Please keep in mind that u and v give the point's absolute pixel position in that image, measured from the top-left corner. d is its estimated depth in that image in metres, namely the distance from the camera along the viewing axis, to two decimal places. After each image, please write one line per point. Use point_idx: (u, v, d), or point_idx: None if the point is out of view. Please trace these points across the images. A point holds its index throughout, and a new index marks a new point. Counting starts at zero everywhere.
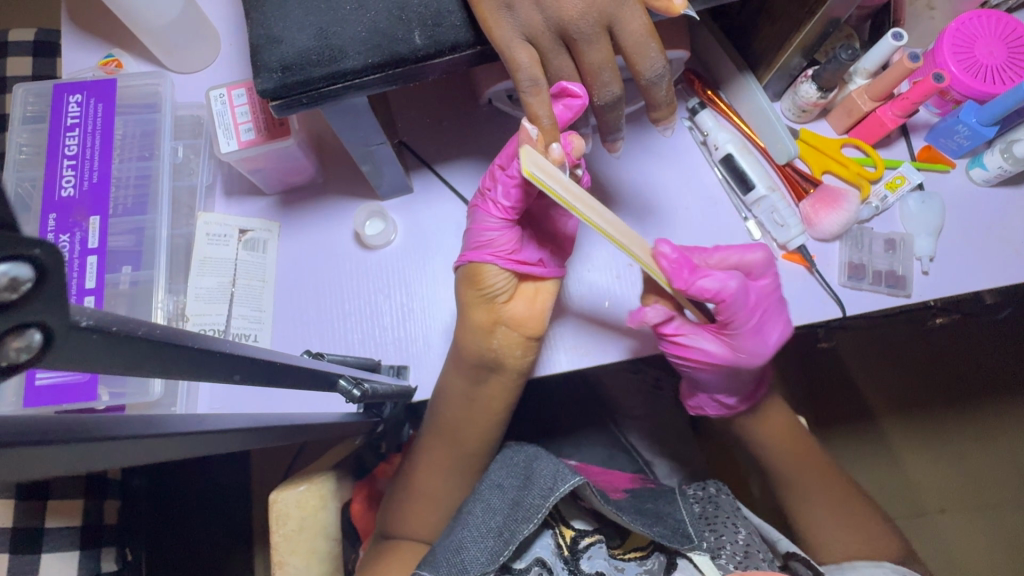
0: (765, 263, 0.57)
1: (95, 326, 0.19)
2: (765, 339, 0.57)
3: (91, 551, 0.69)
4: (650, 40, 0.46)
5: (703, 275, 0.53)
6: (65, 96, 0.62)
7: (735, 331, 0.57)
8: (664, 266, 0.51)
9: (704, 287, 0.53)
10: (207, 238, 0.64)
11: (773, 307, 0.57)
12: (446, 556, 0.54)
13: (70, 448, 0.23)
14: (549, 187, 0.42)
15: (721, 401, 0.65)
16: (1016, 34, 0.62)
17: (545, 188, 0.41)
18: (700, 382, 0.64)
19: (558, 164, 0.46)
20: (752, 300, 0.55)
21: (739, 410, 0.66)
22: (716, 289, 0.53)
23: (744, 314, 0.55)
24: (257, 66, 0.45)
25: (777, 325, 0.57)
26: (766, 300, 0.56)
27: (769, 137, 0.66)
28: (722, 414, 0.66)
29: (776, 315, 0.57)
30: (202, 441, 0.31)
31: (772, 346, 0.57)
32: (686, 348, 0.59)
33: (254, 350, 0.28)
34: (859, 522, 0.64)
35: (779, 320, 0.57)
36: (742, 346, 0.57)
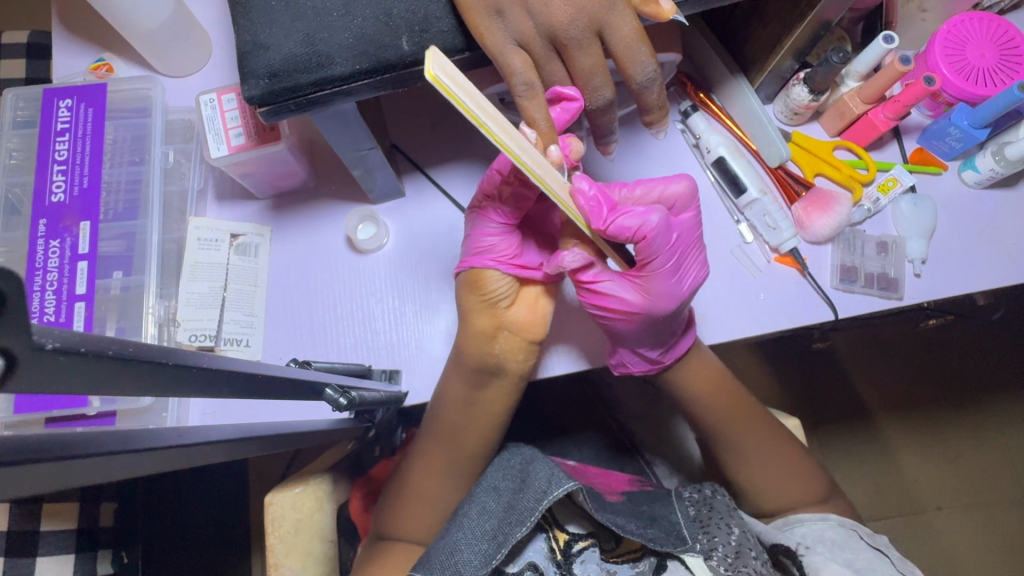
0: (687, 198, 0.56)
1: (62, 348, 0.18)
2: (681, 281, 0.55)
3: (85, 554, 0.69)
4: (641, 45, 0.46)
5: (622, 212, 0.50)
6: (55, 101, 0.62)
7: (649, 273, 0.54)
8: (580, 203, 0.49)
9: (624, 225, 0.50)
10: (199, 243, 0.63)
11: (692, 247, 0.55)
12: (440, 558, 0.54)
13: (50, 467, 0.23)
14: (458, 99, 0.35)
15: (643, 354, 0.62)
16: (1008, 37, 0.62)
17: (451, 97, 0.35)
18: (622, 338, 0.60)
19: (556, 164, 0.47)
20: (673, 238, 0.53)
21: (663, 363, 0.63)
22: (635, 227, 0.50)
23: (663, 252, 0.53)
24: (245, 72, 0.45)
25: (693, 267, 0.56)
26: (686, 237, 0.54)
27: (761, 140, 0.66)
28: (648, 369, 0.63)
29: (694, 256, 0.56)
30: (187, 453, 0.31)
31: (687, 289, 0.55)
32: (603, 295, 0.56)
33: (235, 363, 0.28)
34: (806, 480, 0.65)
35: (695, 260, 0.56)
36: (657, 292, 0.54)
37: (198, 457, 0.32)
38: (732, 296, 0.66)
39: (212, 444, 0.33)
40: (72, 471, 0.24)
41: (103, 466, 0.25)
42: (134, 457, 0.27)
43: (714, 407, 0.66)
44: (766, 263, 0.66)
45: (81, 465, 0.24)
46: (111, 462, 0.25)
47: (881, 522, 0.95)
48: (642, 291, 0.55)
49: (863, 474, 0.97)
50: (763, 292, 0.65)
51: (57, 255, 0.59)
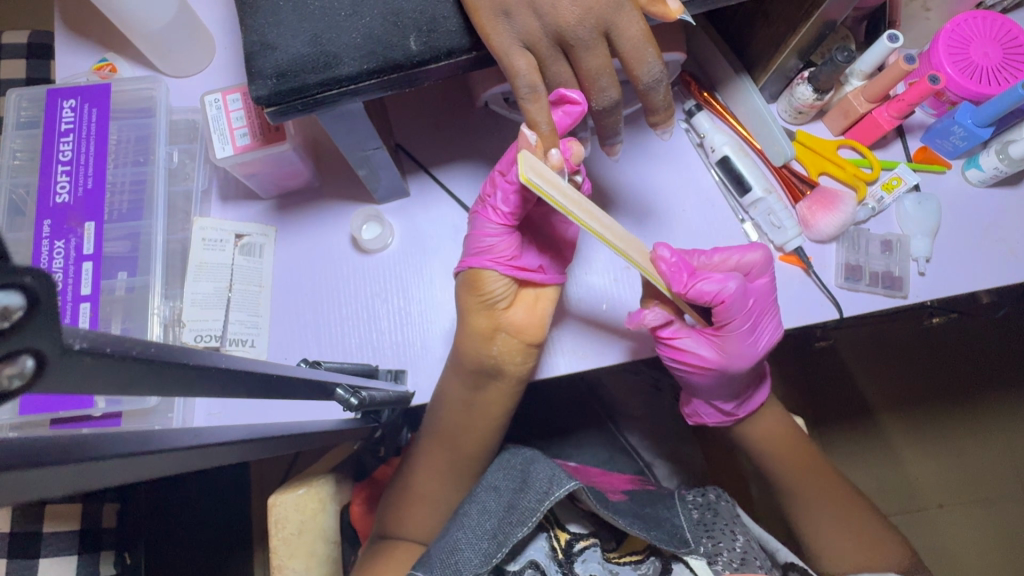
0: (763, 264, 0.59)
1: (88, 349, 0.18)
2: (756, 340, 0.59)
3: (88, 555, 0.68)
4: (648, 46, 0.46)
5: (701, 278, 0.55)
6: (59, 101, 0.61)
7: (726, 333, 0.59)
8: (662, 269, 0.53)
9: (703, 289, 0.55)
10: (204, 243, 0.63)
11: (767, 309, 0.59)
12: (441, 556, 0.54)
13: (68, 468, 0.23)
14: (549, 194, 0.42)
15: (717, 406, 0.66)
16: (1012, 36, 0.62)
17: (544, 194, 0.42)
18: (695, 389, 0.64)
19: (557, 170, 0.47)
20: (750, 303, 0.57)
21: (737, 416, 0.66)
22: (715, 292, 0.55)
23: (739, 314, 0.57)
24: (252, 73, 0.44)
25: (768, 326, 0.59)
26: (763, 301, 0.58)
27: (766, 139, 0.66)
28: (721, 421, 0.67)
29: (769, 317, 0.59)
30: (198, 454, 0.31)
31: (762, 348, 0.59)
32: (682, 352, 0.60)
33: (249, 363, 0.28)
34: (878, 541, 0.64)
35: (771, 320, 0.59)
36: (733, 350, 0.59)
37: (208, 458, 0.32)
38: None
39: (222, 445, 0.33)
40: (88, 472, 0.24)
41: (116, 467, 0.25)
42: (147, 457, 0.27)
43: (785, 461, 0.67)
44: (771, 262, 0.66)
45: (97, 467, 0.24)
46: (124, 463, 0.25)
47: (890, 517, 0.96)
48: (719, 349, 0.60)
49: (868, 471, 0.97)
50: None
51: (61, 256, 0.59)
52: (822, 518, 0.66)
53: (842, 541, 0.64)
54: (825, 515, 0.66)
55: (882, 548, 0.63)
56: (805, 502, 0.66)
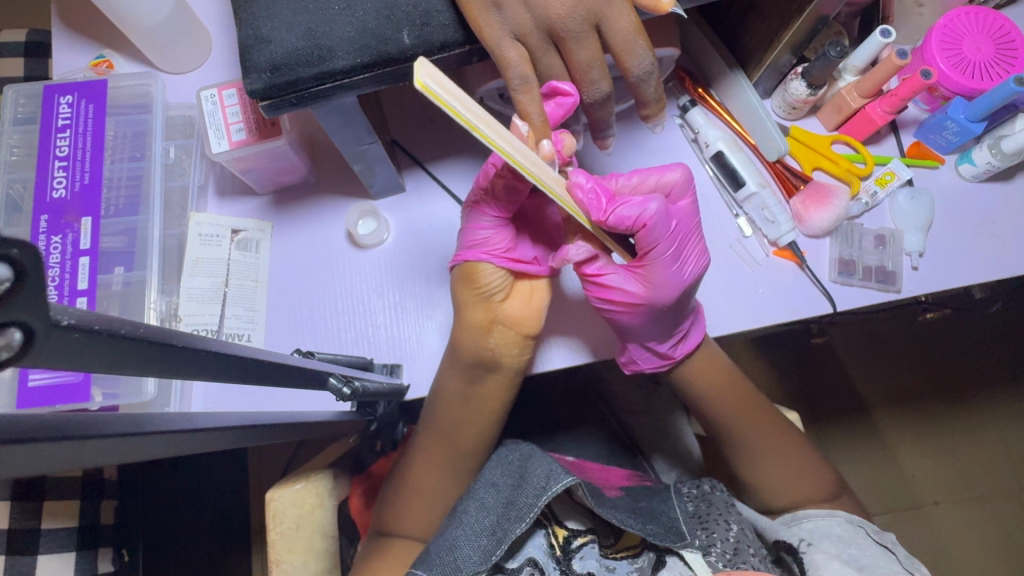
0: (682, 185, 0.57)
1: (76, 325, 0.19)
2: (682, 268, 0.56)
3: (86, 551, 0.69)
4: (639, 39, 0.46)
5: (621, 202, 0.52)
6: (56, 97, 0.62)
7: (650, 262, 0.56)
8: (579, 197, 0.50)
9: (624, 215, 0.52)
10: (200, 238, 0.64)
11: (690, 233, 0.57)
12: (440, 555, 0.55)
13: (61, 446, 0.23)
14: (450, 105, 0.34)
15: (653, 349, 0.63)
16: (1004, 32, 0.63)
17: (445, 106, 0.33)
18: (627, 333, 0.61)
19: (548, 161, 0.47)
20: (672, 226, 0.55)
21: (674, 358, 0.64)
22: (635, 217, 0.52)
23: (663, 239, 0.54)
24: (247, 66, 0.45)
25: (693, 255, 0.57)
26: (685, 224, 0.56)
27: (759, 134, 0.67)
28: (659, 366, 0.64)
29: (692, 242, 0.57)
30: (192, 438, 0.31)
31: (688, 278, 0.57)
32: (609, 287, 0.58)
33: (242, 349, 0.28)
34: (813, 472, 0.66)
35: (695, 246, 0.57)
36: (660, 280, 0.56)
37: (202, 445, 0.32)
38: (731, 290, 0.66)
39: (216, 432, 0.33)
40: (81, 451, 0.24)
41: (110, 448, 0.25)
42: (141, 440, 0.27)
43: (725, 404, 0.66)
44: (764, 257, 0.66)
45: (90, 445, 0.24)
46: (118, 444, 0.26)
47: (880, 516, 0.96)
48: (646, 281, 0.57)
49: (862, 469, 0.98)
50: (762, 286, 0.66)
51: (58, 251, 0.59)
52: (763, 461, 0.66)
53: (784, 476, 0.65)
54: (767, 456, 0.66)
55: (818, 479, 0.66)
56: (749, 446, 0.66)
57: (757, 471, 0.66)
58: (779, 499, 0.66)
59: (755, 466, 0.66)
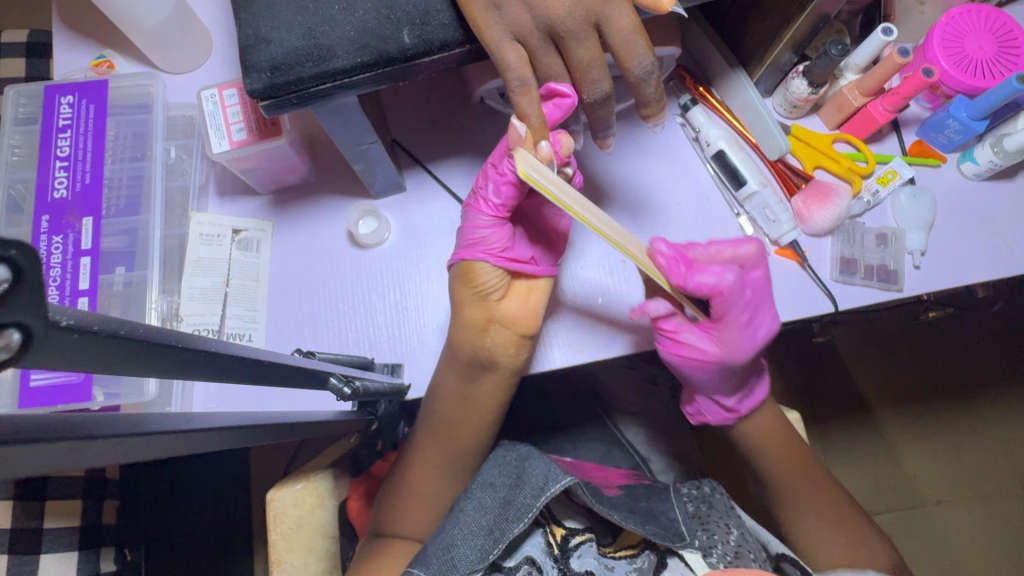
0: (757, 256, 0.58)
1: (75, 326, 0.19)
2: (753, 333, 0.59)
3: (88, 551, 0.69)
4: (639, 38, 0.46)
5: (700, 269, 0.56)
6: (57, 97, 0.62)
7: (724, 325, 0.59)
8: (660, 262, 0.53)
9: (701, 283, 0.56)
10: (201, 238, 0.64)
11: (765, 302, 0.59)
12: (437, 553, 0.55)
13: (61, 447, 0.23)
14: (549, 191, 0.42)
15: (719, 402, 0.66)
16: (1006, 30, 0.62)
17: (543, 191, 0.42)
18: (698, 384, 0.65)
19: (547, 162, 0.47)
20: (747, 295, 0.57)
21: (741, 413, 0.66)
22: (712, 285, 0.56)
23: (738, 308, 0.57)
24: (247, 66, 0.45)
25: (766, 319, 0.59)
26: (760, 294, 0.58)
27: (761, 133, 0.67)
28: (723, 419, 0.67)
29: (767, 309, 0.59)
30: (193, 438, 0.31)
31: (760, 340, 0.59)
32: (682, 345, 0.61)
33: (242, 349, 0.28)
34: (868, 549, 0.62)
35: (768, 312, 0.59)
36: (733, 342, 0.59)
37: (202, 446, 0.32)
38: None
39: (217, 433, 0.33)
40: (80, 453, 0.24)
41: (109, 449, 0.25)
42: (142, 441, 0.27)
43: (778, 459, 0.66)
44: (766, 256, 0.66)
45: (92, 445, 0.24)
46: (118, 445, 0.26)
47: (881, 515, 0.96)
48: (719, 341, 0.60)
49: (864, 470, 0.98)
50: None
51: (59, 251, 0.59)
52: (805, 514, 0.65)
53: (828, 538, 0.63)
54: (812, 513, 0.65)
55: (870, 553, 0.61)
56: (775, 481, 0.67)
57: (799, 523, 0.65)
58: (820, 561, 0.62)
59: (796, 519, 0.66)
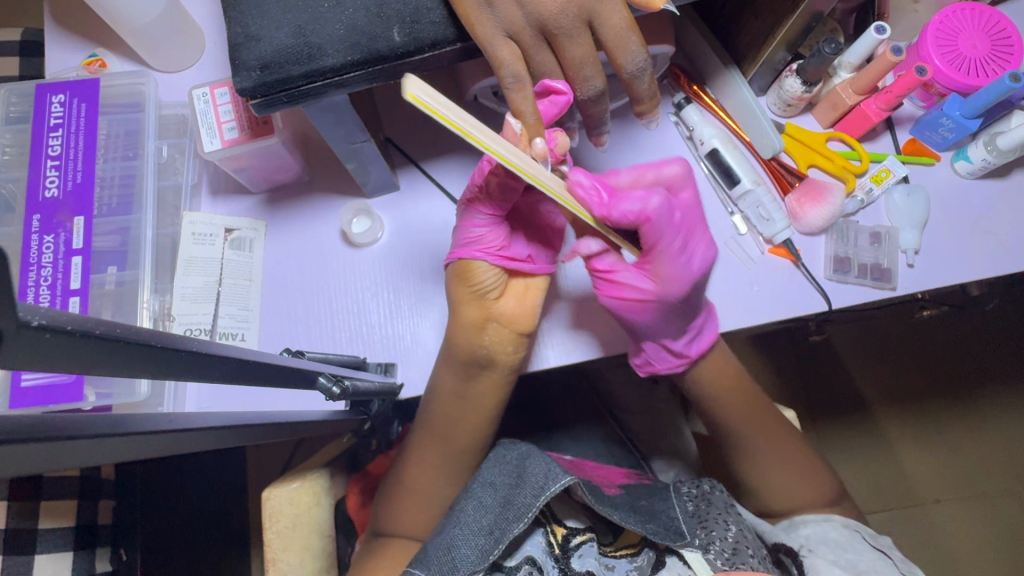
0: (682, 178, 0.59)
1: (47, 325, 0.19)
2: (688, 261, 0.58)
3: (84, 551, 0.69)
4: (631, 35, 0.46)
5: (623, 198, 0.53)
6: (48, 96, 0.61)
7: (657, 257, 0.57)
8: (580, 195, 0.50)
9: (626, 211, 0.53)
10: (193, 237, 0.63)
11: (695, 226, 0.59)
12: (437, 553, 0.55)
13: (46, 447, 0.23)
14: (454, 125, 0.35)
15: (668, 347, 0.65)
16: (1000, 28, 0.62)
17: (437, 116, 0.34)
18: (641, 331, 0.63)
19: (541, 159, 0.46)
20: (677, 219, 0.56)
21: (688, 356, 0.66)
22: (637, 212, 0.53)
23: (669, 234, 0.56)
24: (237, 64, 0.45)
25: (699, 247, 0.59)
26: (689, 218, 0.58)
27: (755, 132, 0.67)
28: (674, 367, 0.66)
29: (698, 235, 0.59)
30: (184, 437, 0.31)
31: (695, 268, 0.59)
32: (620, 285, 0.59)
33: (226, 349, 0.28)
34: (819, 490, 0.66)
35: (700, 239, 0.59)
36: (668, 275, 0.58)
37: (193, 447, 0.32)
38: (727, 288, 0.66)
39: (209, 431, 0.33)
40: (68, 452, 0.24)
41: (100, 449, 0.25)
42: (132, 439, 0.27)
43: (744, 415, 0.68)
44: (759, 255, 0.66)
45: (82, 444, 0.24)
46: (108, 444, 0.26)
47: (880, 513, 0.96)
48: (655, 277, 0.59)
49: (862, 469, 0.98)
50: (758, 284, 0.65)
51: (51, 251, 0.58)
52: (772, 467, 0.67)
53: (792, 488, 0.66)
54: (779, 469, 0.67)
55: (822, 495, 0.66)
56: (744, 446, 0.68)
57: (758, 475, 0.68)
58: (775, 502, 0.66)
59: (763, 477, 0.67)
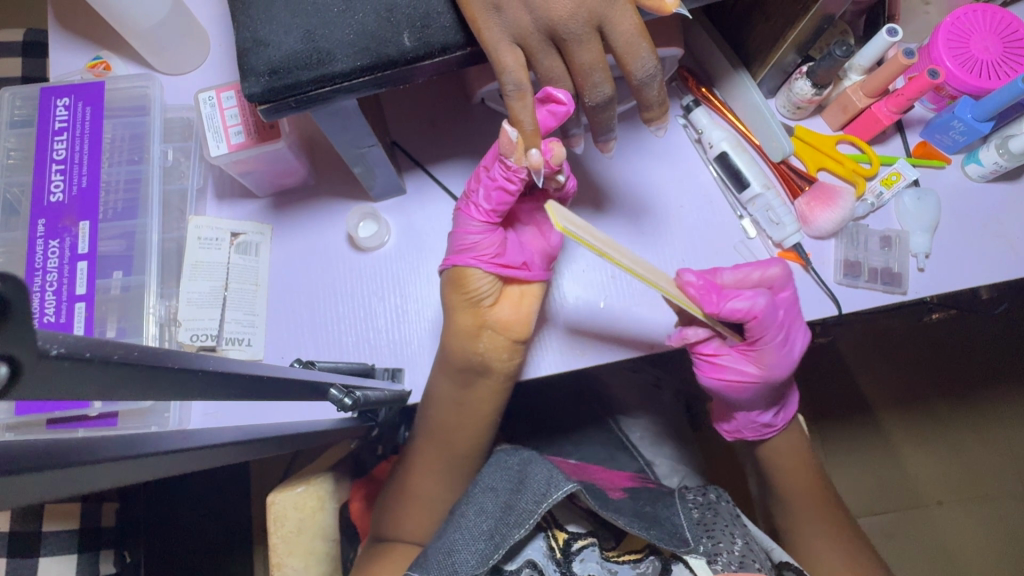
0: (784, 277, 0.61)
1: (66, 354, 0.18)
2: (788, 350, 0.62)
3: (89, 554, 0.68)
4: (642, 41, 0.45)
5: (733, 297, 0.59)
6: (53, 99, 0.61)
7: (762, 347, 0.61)
8: (692, 292, 0.58)
9: (735, 308, 0.58)
10: (199, 242, 0.63)
11: (796, 318, 0.62)
12: (438, 557, 0.54)
13: (58, 474, 0.23)
14: (584, 240, 0.41)
15: (758, 419, 0.67)
16: (1011, 30, 0.62)
17: (580, 241, 0.41)
18: (737, 402, 0.66)
19: (536, 169, 0.48)
20: (781, 315, 0.60)
21: (776, 426, 0.68)
22: (746, 309, 0.58)
23: (773, 328, 0.60)
24: (245, 70, 0.44)
25: (799, 335, 0.62)
26: (791, 311, 0.61)
27: (765, 135, 0.66)
28: (761, 434, 0.68)
29: (798, 327, 0.62)
30: (191, 456, 0.30)
31: (797, 355, 0.62)
32: (723, 367, 0.63)
33: (240, 366, 0.28)
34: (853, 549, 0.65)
35: (800, 329, 0.62)
36: (773, 361, 0.61)
37: (202, 463, 0.32)
38: None
39: (217, 449, 0.33)
40: (78, 476, 0.24)
41: (109, 473, 0.25)
42: (143, 461, 0.26)
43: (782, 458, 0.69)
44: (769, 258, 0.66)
45: (92, 469, 0.24)
46: (118, 467, 0.25)
47: (880, 515, 0.96)
48: (759, 362, 0.62)
49: (863, 470, 0.97)
50: None
51: (56, 256, 0.58)
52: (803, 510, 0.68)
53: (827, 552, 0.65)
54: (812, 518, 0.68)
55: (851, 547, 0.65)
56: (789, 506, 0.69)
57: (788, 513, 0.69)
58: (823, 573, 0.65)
59: (794, 525, 0.68)
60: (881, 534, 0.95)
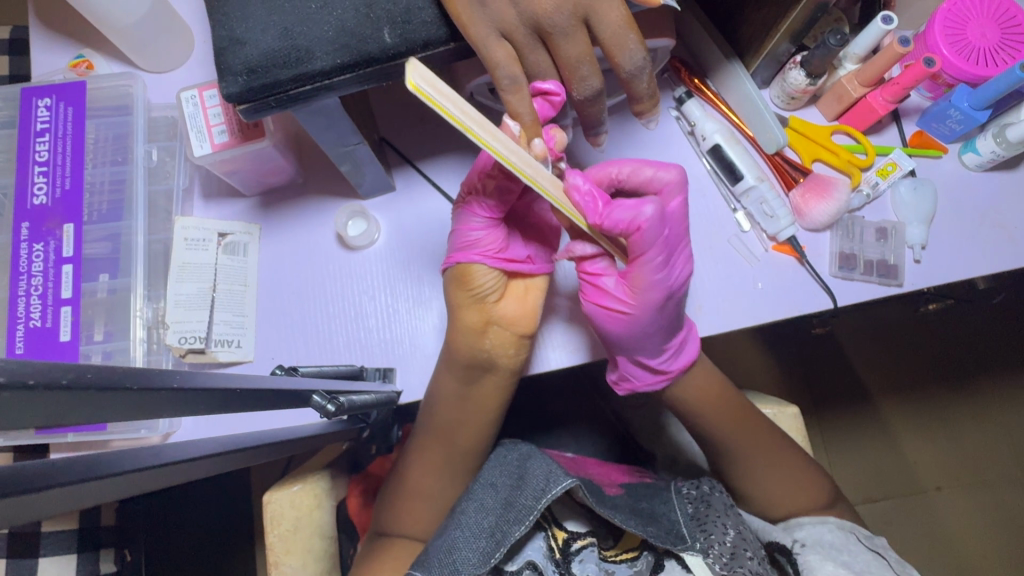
0: (678, 185, 0.56)
1: (8, 382, 0.18)
2: (670, 273, 0.55)
3: (87, 555, 0.67)
4: (629, 32, 0.44)
5: (618, 206, 0.51)
6: (33, 100, 0.60)
7: (638, 266, 0.54)
8: (575, 199, 0.51)
9: (618, 219, 0.51)
10: (186, 243, 0.62)
11: (681, 238, 0.56)
12: (438, 555, 0.53)
13: (16, 501, 0.22)
14: (443, 107, 0.35)
15: (644, 363, 0.62)
16: (1009, 15, 0.60)
17: (438, 107, 0.35)
18: (619, 344, 0.60)
19: (541, 159, 0.45)
20: (666, 234, 0.53)
21: (670, 375, 0.63)
22: (629, 220, 0.51)
23: (657, 247, 0.53)
24: (222, 69, 0.43)
25: (682, 262, 0.56)
26: (677, 228, 0.55)
27: (758, 126, 0.65)
28: (652, 386, 0.63)
29: (684, 249, 0.56)
30: (171, 469, 0.30)
31: (673, 283, 0.55)
32: (601, 291, 0.57)
33: (214, 379, 0.27)
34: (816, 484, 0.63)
35: (684, 257, 0.56)
36: (646, 285, 0.54)
37: (180, 475, 0.31)
38: (731, 286, 0.64)
39: (200, 460, 0.32)
40: (43, 499, 0.23)
41: (72, 493, 0.24)
42: (113, 481, 0.26)
43: (750, 445, 0.63)
44: (763, 252, 0.65)
45: (54, 493, 0.24)
46: (84, 488, 0.25)
47: (879, 502, 0.96)
48: (634, 290, 0.56)
49: (858, 454, 0.97)
50: (761, 282, 0.64)
51: (40, 258, 0.58)
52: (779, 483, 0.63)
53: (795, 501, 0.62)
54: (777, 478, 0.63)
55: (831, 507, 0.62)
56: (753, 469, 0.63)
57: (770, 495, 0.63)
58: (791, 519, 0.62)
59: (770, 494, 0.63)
60: (879, 521, 0.95)
